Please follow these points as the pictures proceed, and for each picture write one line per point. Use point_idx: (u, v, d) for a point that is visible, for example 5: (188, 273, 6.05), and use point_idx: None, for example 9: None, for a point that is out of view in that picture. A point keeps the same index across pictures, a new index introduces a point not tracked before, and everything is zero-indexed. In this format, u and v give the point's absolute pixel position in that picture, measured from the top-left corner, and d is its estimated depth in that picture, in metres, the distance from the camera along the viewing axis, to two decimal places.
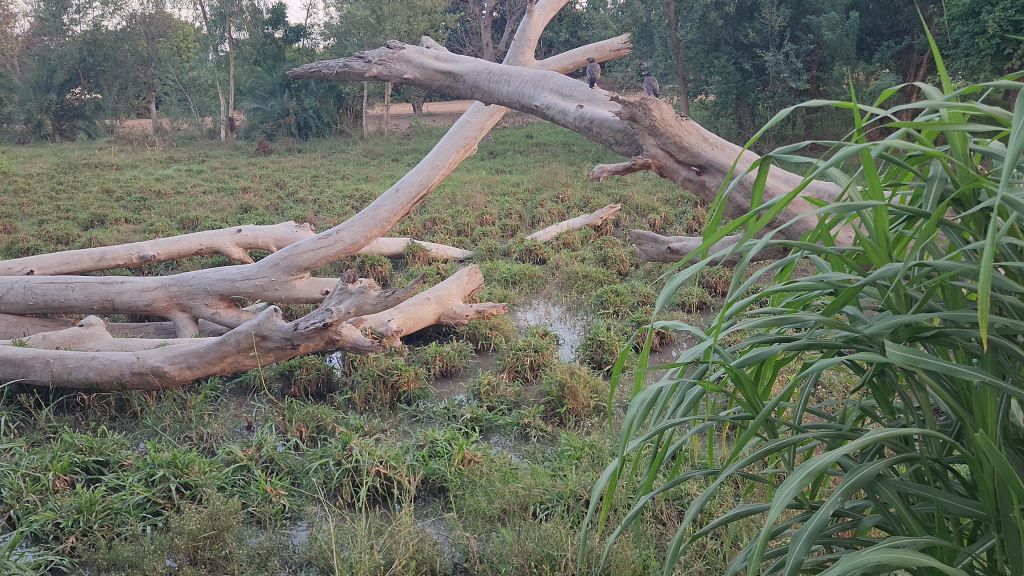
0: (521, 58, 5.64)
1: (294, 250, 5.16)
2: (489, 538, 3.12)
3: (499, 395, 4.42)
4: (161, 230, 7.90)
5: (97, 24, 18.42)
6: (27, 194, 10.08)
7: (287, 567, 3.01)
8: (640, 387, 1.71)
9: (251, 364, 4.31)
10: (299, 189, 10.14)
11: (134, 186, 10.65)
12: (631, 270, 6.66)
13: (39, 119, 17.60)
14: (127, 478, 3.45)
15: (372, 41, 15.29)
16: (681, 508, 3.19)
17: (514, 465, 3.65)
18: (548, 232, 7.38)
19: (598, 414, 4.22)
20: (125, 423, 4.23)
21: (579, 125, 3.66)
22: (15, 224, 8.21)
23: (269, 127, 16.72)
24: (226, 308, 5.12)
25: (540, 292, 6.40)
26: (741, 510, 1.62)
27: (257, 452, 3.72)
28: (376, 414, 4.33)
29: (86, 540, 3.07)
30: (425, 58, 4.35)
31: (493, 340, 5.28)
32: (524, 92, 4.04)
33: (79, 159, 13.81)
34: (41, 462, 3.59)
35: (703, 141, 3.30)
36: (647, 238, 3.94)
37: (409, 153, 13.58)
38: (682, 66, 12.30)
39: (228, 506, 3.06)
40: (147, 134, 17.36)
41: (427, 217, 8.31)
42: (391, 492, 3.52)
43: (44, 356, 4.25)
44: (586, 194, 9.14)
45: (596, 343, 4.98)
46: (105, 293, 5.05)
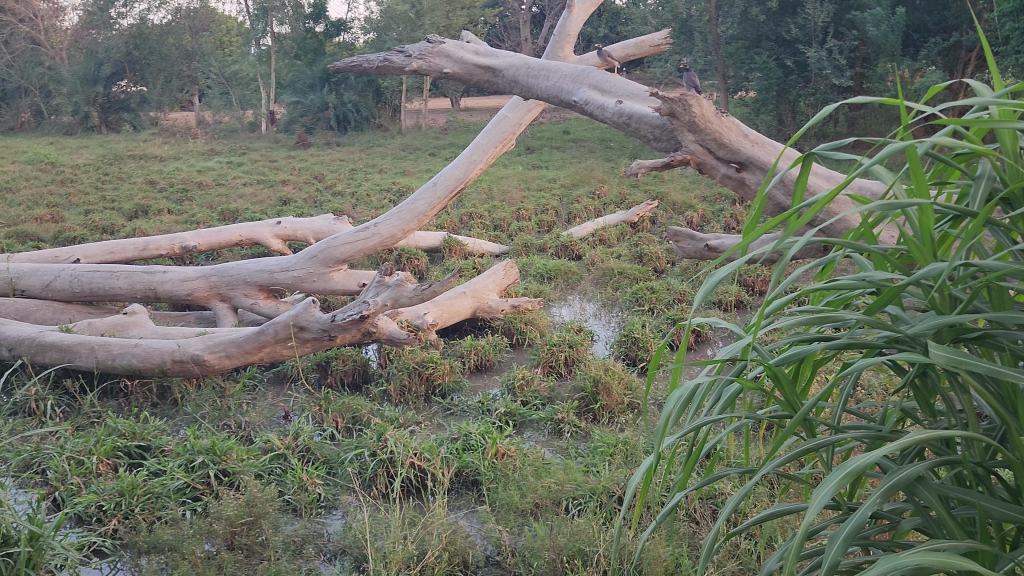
0: (559, 53, 5.60)
1: (332, 243, 5.21)
2: (521, 532, 3.13)
3: (533, 389, 4.43)
4: (202, 222, 8.03)
5: (143, 18, 18.67)
6: (73, 184, 10.30)
7: (322, 554, 3.06)
8: (676, 382, 1.71)
9: (289, 355, 4.36)
10: (337, 182, 10.24)
11: (177, 177, 10.83)
12: (667, 267, 6.60)
13: (86, 111, 18.06)
14: (167, 464, 3.52)
15: (411, 36, 15.38)
16: (714, 508, 3.15)
17: (547, 460, 3.66)
18: (583, 229, 7.34)
19: (632, 411, 4.20)
20: (165, 410, 4.30)
21: (618, 121, 3.65)
22: (62, 214, 8.40)
23: (308, 120, 16.90)
24: (265, 299, 5.20)
25: (575, 288, 6.40)
26: (776, 509, 1.62)
27: (294, 441, 3.78)
28: (411, 406, 4.36)
29: (128, 523, 3.14)
30: (465, 53, 4.29)
31: (528, 335, 5.29)
32: (562, 87, 4.00)
33: (123, 150, 14.12)
34: (86, 445, 3.68)
35: (743, 138, 3.27)
36: (684, 236, 3.89)
37: (446, 147, 13.61)
38: (722, 62, 12.14)
39: (265, 493, 3.10)
40: (190, 127, 17.64)
41: (463, 212, 8.33)
42: (425, 484, 3.54)
43: (89, 343, 4.35)
44: (623, 191, 9.10)
45: (630, 340, 4.95)
46: (148, 282, 5.16)
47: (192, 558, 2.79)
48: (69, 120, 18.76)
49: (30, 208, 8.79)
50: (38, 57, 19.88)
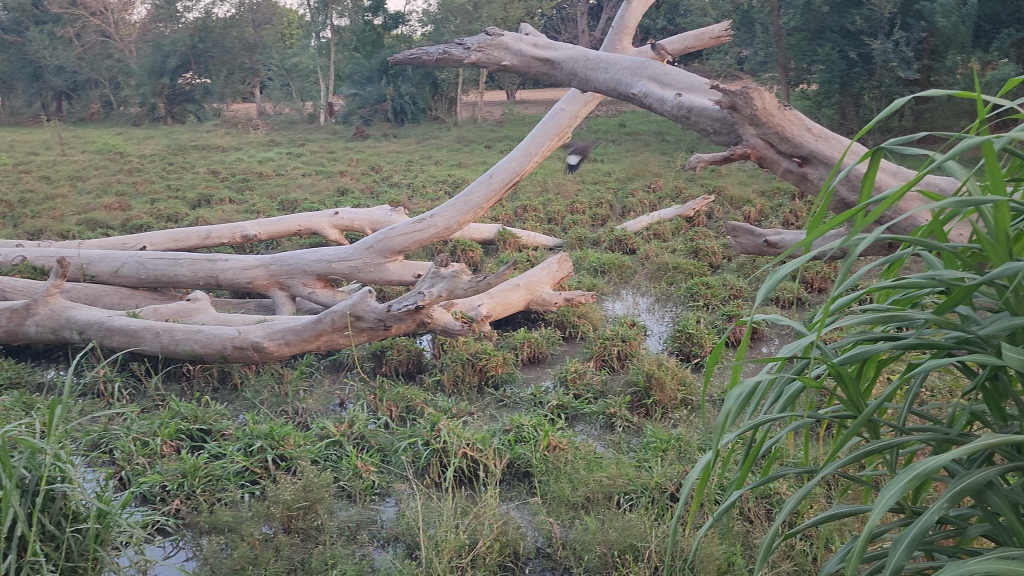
0: (618, 45, 5.54)
1: (389, 234, 5.27)
2: (572, 525, 3.14)
3: (586, 383, 4.42)
4: (262, 211, 8.20)
5: (208, 11, 19.06)
6: (140, 173, 10.62)
7: (375, 540, 3.10)
8: (737, 379, 1.71)
9: (345, 344, 4.42)
10: (394, 173, 10.35)
11: (238, 167, 11.07)
12: (722, 263, 6.52)
13: (153, 102, 18.66)
14: (227, 447, 3.61)
15: (468, 29, 15.43)
16: (769, 507, 3.10)
17: (598, 454, 3.65)
18: (638, 223, 7.28)
19: (685, 407, 4.16)
20: (225, 395, 4.41)
21: (677, 113, 3.61)
22: (129, 202, 8.65)
23: (366, 112, 17.08)
24: (322, 288, 5.28)
25: (629, 282, 6.36)
26: (838, 510, 1.59)
27: (349, 429, 3.84)
28: (463, 397, 4.40)
29: (190, 503, 3.25)
30: (523, 45, 4.27)
31: (581, 329, 5.27)
32: (621, 79, 3.97)
33: (187, 140, 14.47)
34: (151, 427, 3.79)
35: (807, 132, 3.21)
36: (742, 230, 3.81)
37: (501, 140, 13.62)
38: (783, 54, 11.89)
39: (321, 479, 3.17)
40: (252, 118, 18.01)
41: (518, 204, 8.33)
42: (477, 474, 3.56)
43: (155, 328, 4.48)
44: (679, 184, 9.00)
45: (684, 335, 4.90)
46: (210, 270, 5.29)
47: (250, 540, 2.89)
48: (137, 111, 19.37)
49: (99, 196, 9.09)
50: (108, 50, 20.46)
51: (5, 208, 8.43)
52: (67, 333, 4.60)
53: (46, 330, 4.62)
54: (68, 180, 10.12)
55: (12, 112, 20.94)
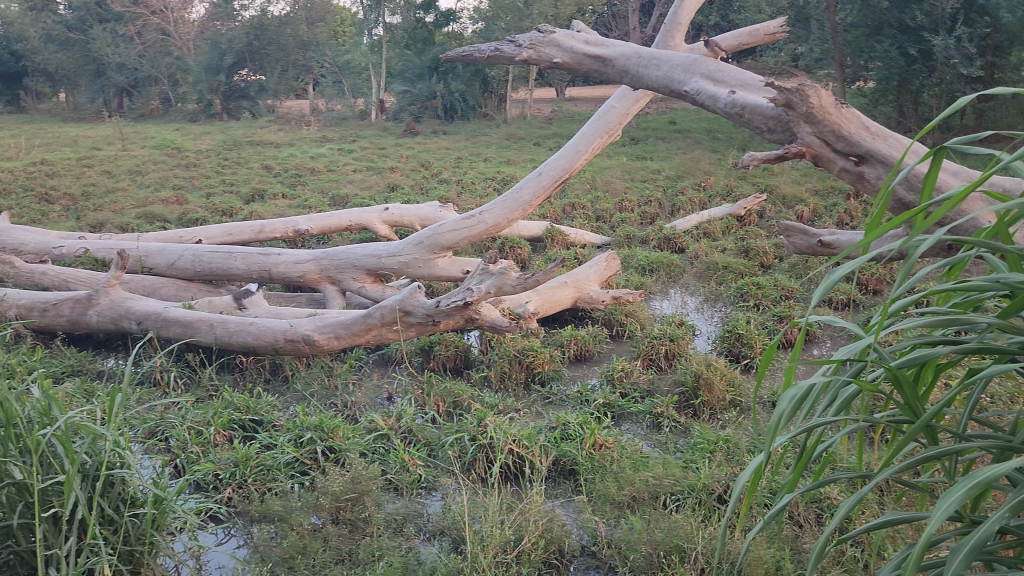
0: (670, 42, 5.49)
1: (438, 229, 5.30)
2: (617, 524, 3.13)
3: (633, 381, 4.40)
4: (314, 207, 8.31)
5: (264, 10, 19.39)
6: (197, 168, 10.86)
7: (421, 534, 3.13)
8: (790, 380, 1.69)
9: (394, 338, 4.47)
10: (443, 169, 10.42)
11: (291, 163, 11.25)
12: (774, 263, 6.43)
13: (209, 99, 19.08)
14: (278, 438, 3.68)
15: (519, 26, 15.41)
16: (820, 512, 3.04)
17: (645, 453, 3.63)
18: (688, 222, 7.21)
19: (734, 409, 4.11)
20: (277, 386, 4.50)
21: (730, 111, 3.57)
22: (186, 196, 8.86)
23: (416, 109, 17.20)
24: (372, 283, 5.33)
25: (677, 281, 6.31)
26: (893, 517, 1.56)
27: (397, 423, 3.88)
28: (510, 393, 4.42)
29: (241, 492, 3.32)
30: (576, 42, 4.23)
31: (628, 327, 5.25)
32: (674, 77, 3.92)
33: (242, 136, 14.75)
34: (204, 416, 3.88)
35: (864, 130, 3.13)
36: (796, 230, 3.73)
37: (550, 137, 13.61)
38: (840, 51, 11.65)
39: (369, 472, 3.22)
40: (305, 114, 18.31)
41: (566, 202, 8.32)
42: (523, 471, 3.57)
43: (209, 320, 4.58)
44: (730, 183, 8.89)
45: (734, 336, 4.84)
46: (263, 264, 5.40)
47: (299, 529, 2.96)
48: (194, 107, 19.83)
49: (157, 190, 9.32)
50: (167, 47, 20.92)
51: (68, 201, 8.70)
52: (125, 323, 4.72)
53: (106, 320, 4.76)
54: (127, 174, 10.40)
55: (76, 108, 21.61)
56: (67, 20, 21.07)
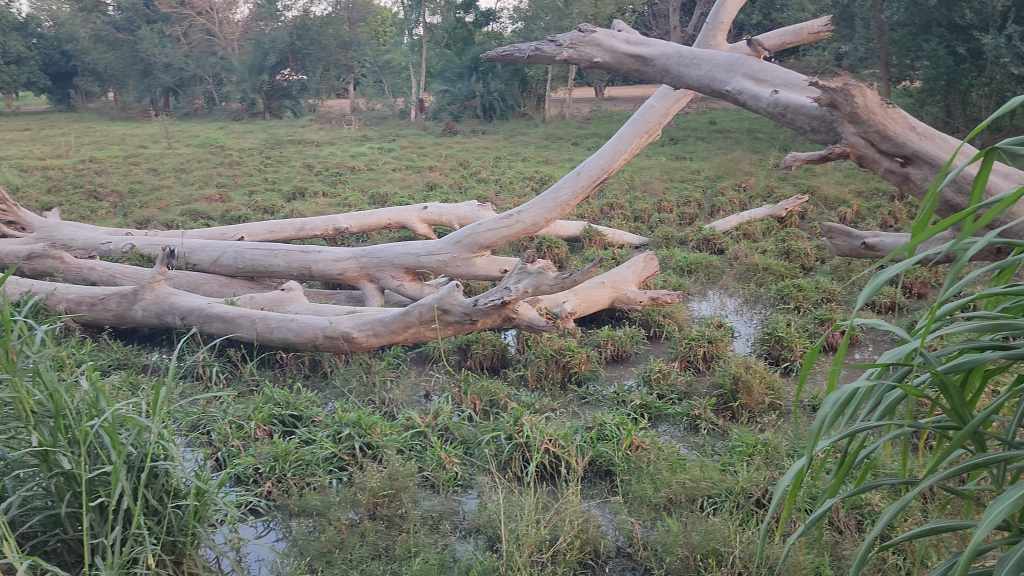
0: (712, 41, 5.43)
1: (477, 229, 5.31)
2: (653, 526, 3.11)
3: (670, 383, 4.37)
4: (354, 205, 8.39)
5: (307, 10, 19.61)
6: (239, 166, 11.02)
7: (457, 531, 3.15)
8: (834, 384, 1.67)
9: (431, 336, 4.49)
10: (482, 168, 10.45)
11: (331, 162, 11.37)
12: (815, 265, 6.34)
13: (252, 98, 19.37)
14: (317, 434, 3.72)
15: (559, 25, 15.38)
16: (860, 519, 2.99)
17: (682, 455, 3.60)
18: (727, 223, 7.14)
19: (773, 412, 4.06)
20: (315, 382, 4.55)
21: (773, 111, 3.53)
22: (228, 194, 9.00)
23: (456, 108, 17.26)
24: (410, 282, 5.36)
25: (716, 283, 6.25)
26: (937, 524, 1.54)
27: (434, 420, 3.90)
28: (547, 393, 4.42)
29: (281, 486, 3.37)
30: (616, 41, 4.21)
31: (666, 328, 5.22)
32: (715, 76, 3.88)
33: (284, 135, 14.94)
34: (245, 411, 3.94)
35: (911, 131, 3.08)
36: (839, 232, 3.65)
37: (589, 137, 13.57)
38: (886, 50, 11.44)
39: (406, 468, 3.25)
40: (345, 113, 18.48)
41: (604, 202, 8.29)
42: (559, 470, 3.57)
43: (251, 316, 4.65)
44: (771, 183, 8.79)
45: (774, 338, 4.78)
46: (303, 261, 5.46)
47: (337, 524, 3.00)
48: (238, 107, 20.14)
49: (201, 187, 9.48)
50: (212, 47, 21.25)
51: (116, 198, 8.90)
52: (170, 318, 4.81)
53: (151, 315, 4.85)
54: (172, 172, 10.59)
55: (124, 107, 22.09)
56: (116, 21, 21.51)
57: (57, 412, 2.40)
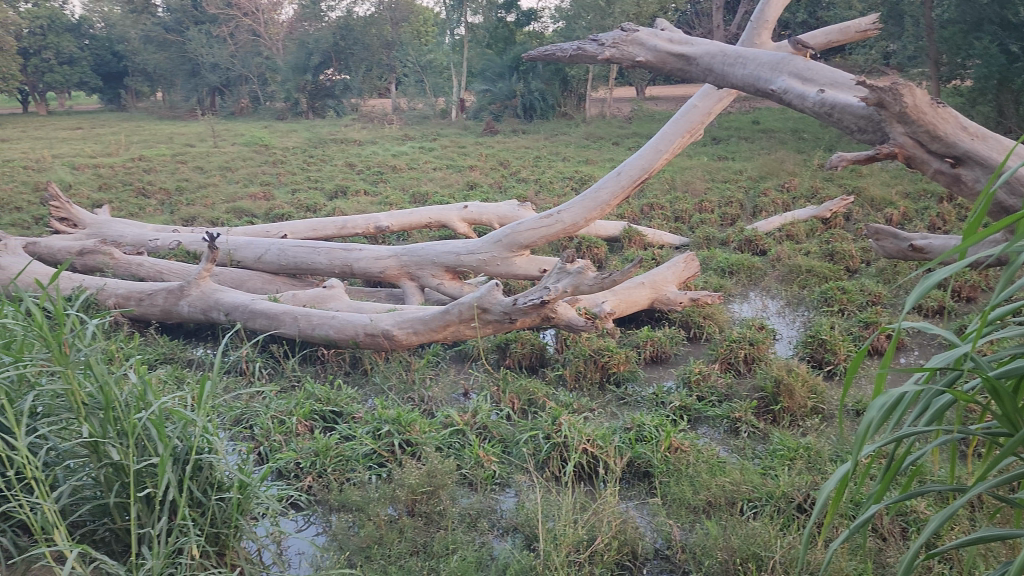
0: (756, 40, 5.36)
1: (517, 228, 5.32)
2: (692, 528, 3.09)
3: (710, 385, 4.34)
4: (395, 203, 8.45)
5: (350, 10, 19.81)
6: (283, 165, 11.18)
7: (495, 529, 3.16)
8: (880, 388, 1.64)
9: (471, 335, 4.51)
10: (522, 168, 10.46)
11: (373, 161, 11.47)
12: (860, 267, 6.23)
13: (296, 97, 19.61)
14: (357, 430, 3.76)
15: (600, 24, 15.29)
16: (905, 526, 2.94)
17: (721, 458, 3.56)
18: (770, 223, 7.05)
19: (816, 416, 4.00)
20: (356, 379, 4.60)
21: (819, 110, 3.47)
22: (272, 192, 9.13)
23: (496, 108, 17.31)
24: (450, 280, 5.39)
25: (758, 284, 6.19)
26: (987, 534, 1.50)
27: (473, 418, 3.91)
28: (585, 393, 4.41)
29: (321, 481, 3.41)
30: (660, 40, 4.18)
31: (707, 330, 5.17)
32: (760, 75, 3.83)
33: (327, 134, 15.10)
34: (287, 407, 4.00)
35: (962, 131, 3.01)
36: (886, 233, 3.56)
37: (629, 136, 13.50)
38: (935, 49, 11.18)
39: (445, 466, 3.26)
40: (387, 113, 18.61)
41: (644, 202, 8.25)
42: (597, 471, 3.56)
43: (293, 313, 4.71)
44: (815, 184, 8.66)
45: (817, 341, 4.70)
46: (345, 259, 5.52)
47: (376, 520, 3.03)
48: (282, 106, 20.40)
49: (246, 186, 9.64)
50: (257, 47, 21.56)
51: (164, 195, 9.08)
52: (215, 314, 4.89)
53: (196, 310, 4.94)
54: (218, 170, 10.77)
55: (172, 106, 22.53)
56: (165, 22, 21.92)
57: (107, 404, 2.45)
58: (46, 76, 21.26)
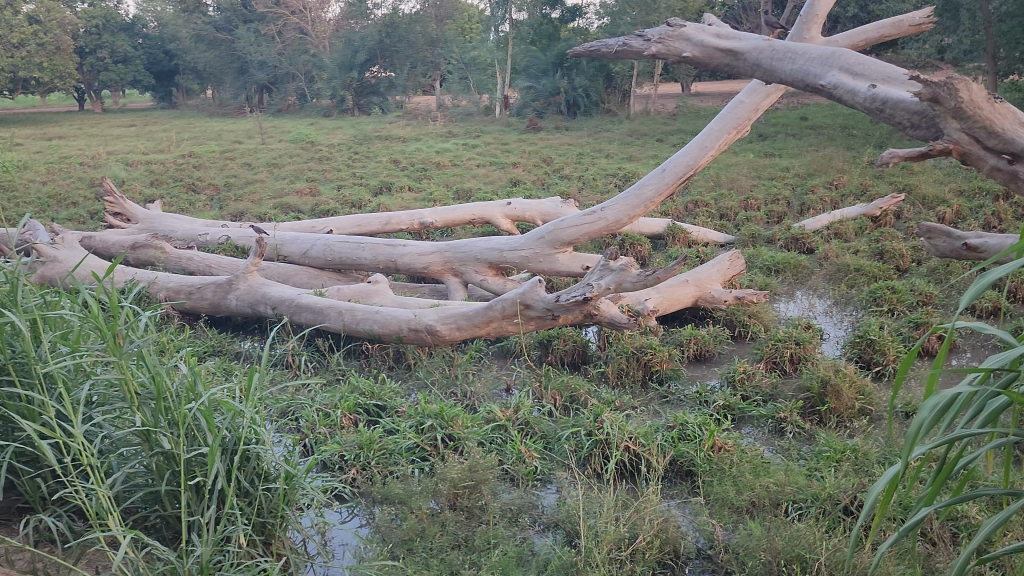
0: (806, 35, 5.29)
1: (560, 225, 5.31)
2: (735, 529, 3.05)
3: (755, 384, 4.28)
4: (439, 200, 8.51)
5: (396, 8, 19.96)
6: (329, 161, 11.33)
7: (536, 525, 3.16)
8: (931, 389, 1.61)
9: (514, 331, 4.52)
10: (566, 165, 10.45)
11: (417, 157, 11.55)
12: (911, 267, 6.09)
13: (341, 95, 19.85)
14: (400, 424, 3.79)
15: (646, 20, 15.16)
16: (955, 531, 2.87)
17: (766, 459, 3.52)
18: (817, 222, 6.95)
19: (864, 418, 3.93)
20: (399, 373, 4.64)
21: (871, 106, 3.40)
22: (318, 188, 9.26)
23: (540, 104, 17.29)
24: (493, 277, 5.41)
25: (804, 283, 6.09)
26: None
27: (514, 414, 3.92)
28: (627, 391, 4.39)
29: (365, 473, 3.45)
30: (706, 35, 4.14)
31: (752, 329, 5.10)
32: (810, 70, 3.75)
33: (371, 131, 15.24)
34: (332, 400, 4.06)
35: (1020, 126, 2.91)
36: (939, 232, 3.45)
37: (674, 133, 13.39)
38: (993, 43, 10.86)
39: (487, 461, 3.28)
40: (431, 110, 18.71)
41: (688, 199, 8.19)
42: (639, 469, 3.54)
43: (338, 307, 4.77)
44: (865, 181, 8.49)
45: (865, 341, 4.62)
46: (389, 255, 5.57)
47: (418, 513, 3.06)
48: (327, 103, 20.65)
49: (293, 182, 9.78)
50: (305, 45, 21.85)
51: (213, 191, 9.27)
52: (262, 307, 4.98)
53: (244, 304, 5.03)
54: (266, 167, 10.96)
55: (221, 104, 22.96)
56: (216, 21, 22.37)
57: (158, 394, 2.51)
58: (101, 74, 21.82)
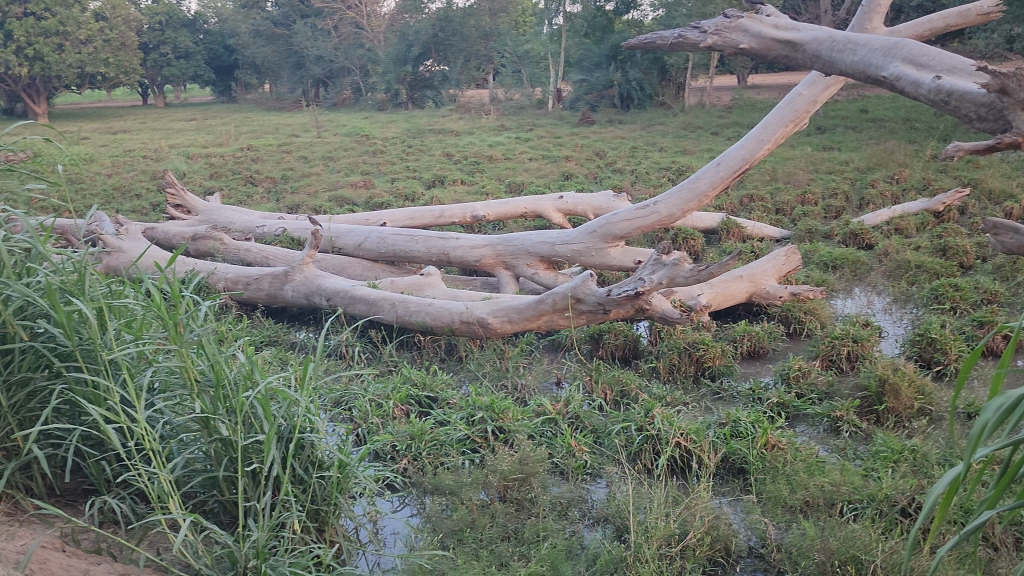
0: (868, 26, 5.14)
1: (612, 219, 5.28)
2: (788, 528, 3.01)
3: (810, 382, 4.21)
4: (491, 193, 8.54)
5: (450, 2, 20.02)
6: (382, 155, 11.43)
7: (585, 519, 3.16)
8: (997, 390, 1.57)
9: (565, 325, 4.51)
10: (618, 158, 10.38)
11: (470, 151, 11.59)
12: (975, 264, 5.91)
13: (396, 89, 20.03)
14: (451, 416, 3.82)
15: (701, 11, 14.93)
16: (1019, 536, 2.78)
17: (821, 458, 3.46)
18: (877, 217, 6.81)
19: (923, 417, 3.83)
20: (451, 365, 4.68)
21: (935, 98, 3.30)
22: (372, 181, 9.36)
23: (593, 98, 17.16)
24: (545, 270, 5.40)
25: (863, 279, 5.96)
26: None
27: (565, 408, 3.93)
28: (678, 386, 4.36)
29: (416, 463, 3.50)
30: (764, 26, 4.06)
31: (807, 325, 5.01)
32: (871, 61, 3.65)
33: (425, 125, 15.32)
34: (384, 390, 4.12)
35: None
36: (1005, 229, 3.25)
37: (730, 126, 13.20)
38: None
39: (536, 454, 3.30)
40: (484, 103, 18.73)
41: (744, 193, 8.07)
42: (689, 466, 3.52)
43: (391, 299, 4.82)
44: (928, 175, 8.26)
45: (925, 340, 4.50)
46: (442, 247, 5.61)
47: (469, 504, 3.09)
48: (381, 97, 20.82)
49: (347, 175, 9.91)
50: (360, 40, 22.02)
51: (270, 184, 9.44)
52: (317, 298, 5.05)
53: (300, 295, 5.12)
54: (321, 160, 11.12)
55: (278, 98, 23.29)
56: (274, 16, 22.74)
57: (218, 382, 2.58)
58: (164, 69, 22.35)
